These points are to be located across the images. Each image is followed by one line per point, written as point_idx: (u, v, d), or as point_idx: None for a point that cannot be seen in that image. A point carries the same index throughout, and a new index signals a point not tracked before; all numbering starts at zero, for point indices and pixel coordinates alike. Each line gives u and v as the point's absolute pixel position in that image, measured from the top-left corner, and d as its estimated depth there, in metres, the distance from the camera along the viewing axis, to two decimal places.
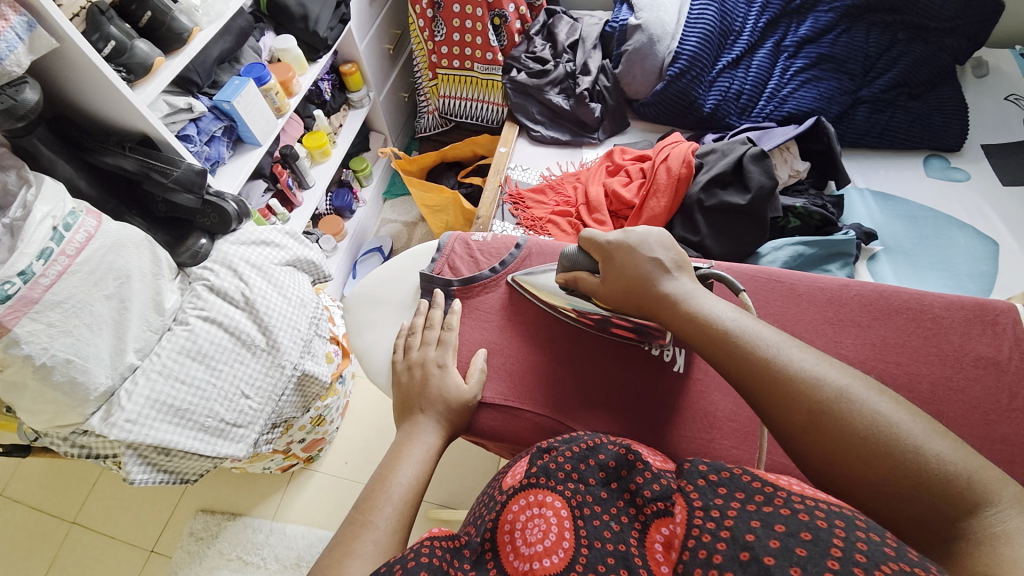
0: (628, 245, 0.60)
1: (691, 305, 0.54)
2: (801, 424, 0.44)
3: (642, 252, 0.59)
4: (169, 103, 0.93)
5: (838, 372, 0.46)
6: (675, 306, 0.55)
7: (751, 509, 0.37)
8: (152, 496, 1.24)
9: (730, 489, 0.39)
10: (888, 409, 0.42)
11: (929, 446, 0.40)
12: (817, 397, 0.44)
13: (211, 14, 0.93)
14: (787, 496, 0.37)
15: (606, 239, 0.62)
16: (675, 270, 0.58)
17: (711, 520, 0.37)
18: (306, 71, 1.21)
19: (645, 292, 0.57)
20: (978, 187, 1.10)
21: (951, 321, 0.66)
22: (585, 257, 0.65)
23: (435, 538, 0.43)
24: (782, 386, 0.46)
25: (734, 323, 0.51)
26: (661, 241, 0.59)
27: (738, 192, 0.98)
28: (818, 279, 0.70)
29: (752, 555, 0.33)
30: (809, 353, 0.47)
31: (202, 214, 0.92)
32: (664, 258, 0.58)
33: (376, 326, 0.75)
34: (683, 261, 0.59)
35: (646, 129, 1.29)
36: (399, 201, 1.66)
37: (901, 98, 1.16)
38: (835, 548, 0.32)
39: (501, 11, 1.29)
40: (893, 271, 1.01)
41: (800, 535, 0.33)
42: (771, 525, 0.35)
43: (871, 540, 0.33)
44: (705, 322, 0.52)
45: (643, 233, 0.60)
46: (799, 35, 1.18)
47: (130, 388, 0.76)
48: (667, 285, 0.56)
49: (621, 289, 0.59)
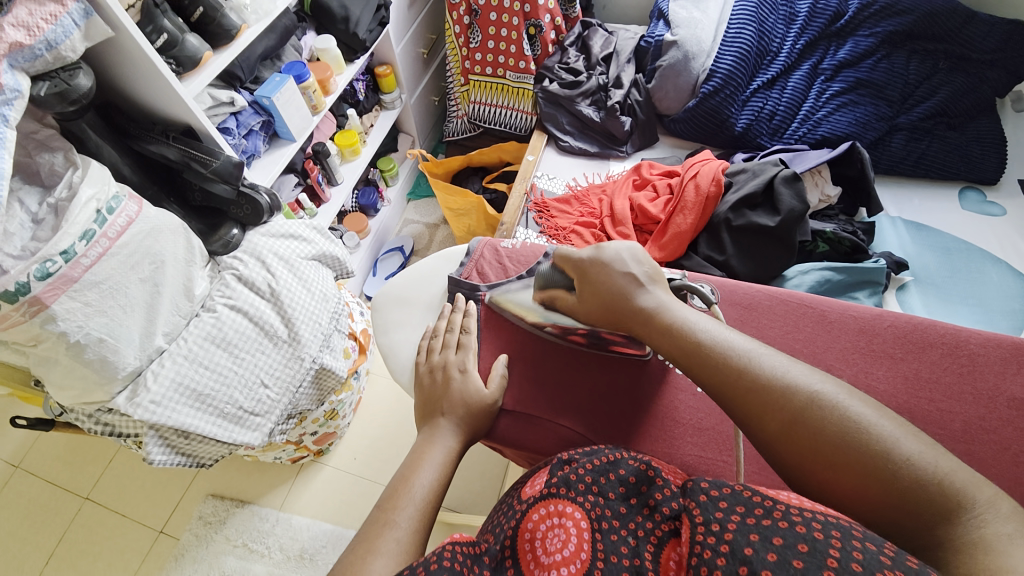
0: (601, 262, 0.62)
1: (666, 316, 0.56)
2: (775, 432, 0.45)
3: (615, 267, 0.61)
4: (212, 96, 0.96)
5: (812, 375, 0.47)
6: (649, 319, 0.56)
7: (750, 522, 0.36)
8: (164, 478, 1.26)
9: (731, 503, 0.38)
10: (859, 411, 0.43)
11: (900, 447, 0.41)
12: (792, 404, 0.45)
13: (260, 13, 0.96)
14: (786, 508, 0.37)
15: (581, 256, 0.65)
16: (648, 283, 0.59)
17: (711, 534, 0.36)
18: (343, 71, 1.24)
19: (620, 307, 0.59)
20: (1015, 223, 1.07)
21: (987, 360, 0.64)
22: (561, 275, 0.68)
23: (455, 542, 0.42)
24: (756, 395, 0.46)
25: (707, 334, 0.52)
26: (631, 254, 0.61)
27: (767, 213, 0.97)
28: (851, 308, 0.69)
29: (750, 569, 0.33)
30: (783, 356, 0.49)
31: (236, 205, 0.94)
32: (636, 272, 0.60)
33: (401, 327, 0.76)
34: (656, 274, 0.61)
35: (676, 144, 1.29)
36: (423, 202, 1.68)
37: (940, 128, 1.14)
38: (832, 558, 0.32)
39: (537, 21, 1.30)
40: (923, 303, 0.99)
41: (797, 547, 0.33)
42: (770, 538, 0.35)
43: (868, 548, 0.33)
44: (680, 334, 0.53)
45: (617, 248, 0.62)
46: (837, 59, 1.18)
47: (156, 370, 0.78)
48: (642, 299, 0.58)
49: (596, 305, 0.61)
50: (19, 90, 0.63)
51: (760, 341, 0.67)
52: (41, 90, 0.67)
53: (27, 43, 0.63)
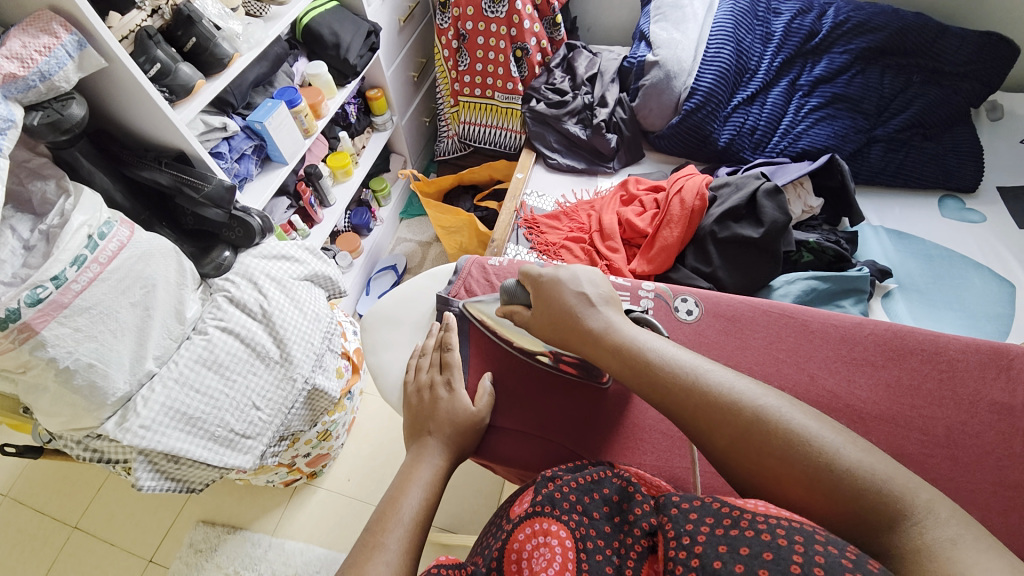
0: (554, 281, 0.62)
1: (615, 336, 0.55)
2: (726, 447, 0.46)
3: (569, 286, 0.60)
4: (205, 123, 0.98)
5: (756, 389, 0.48)
6: (598, 339, 0.56)
7: (719, 533, 0.37)
8: (154, 504, 1.24)
9: (700, 514, 0.40)
10: (802, 420, 0.45)
11: (842, 454, 0.42)
12: (737, 419, 0.46)
13: (252, 42, 0.99)
14: (752, 517, 0.38)
15: (539, 273, 0.64)
16: (601, 304, 0.59)
17: (682, 550, 0.37)
18: (334, 96, 1.27)
19: (571, 327, 0.58)
20: (995, 229, 1.09)
21: (966, 365, 0.65)
22: (522, 291, 0.67)
23: (440, 564, 0.42)
24: (705, 411, 0.47)
25: (655, 352, 0.53)
26: (581, 276, 0.62)
27: (751, 225, 0.99)
28: (832, 316, 0.71)
29: None
30: (723, 370, 0.50)
31: (228, 228, 0.95)
32: (589, 293, 0.60)
33: (391, 345, 0.77)
34: (610, 296, 0.61)
35: (661, 160, 1.32)
36: (415, 221, 1.70)
37: (916, 138, 1.18)
38: (795, 565, 0.33)
39: (523, 44, 1.34)
40: (908, 310, 1.00)
41: (762, 555, 0.34)
42: (737, 549, 0.35)
43: (829, 553, 0.33)
44: (629, 352, 0.54)
45: (573, 270, 0.63)
46: (814, 75, 1.22)
47: (146, 395, 0.78)
48: (591, 320, 0.57)
49: (548, 324, 0.60)
50: (13, 120, 0.64)
51: (743, 352, 0.68)
52: (34, 119, 0.68)
53: (20, 74, 0.65)
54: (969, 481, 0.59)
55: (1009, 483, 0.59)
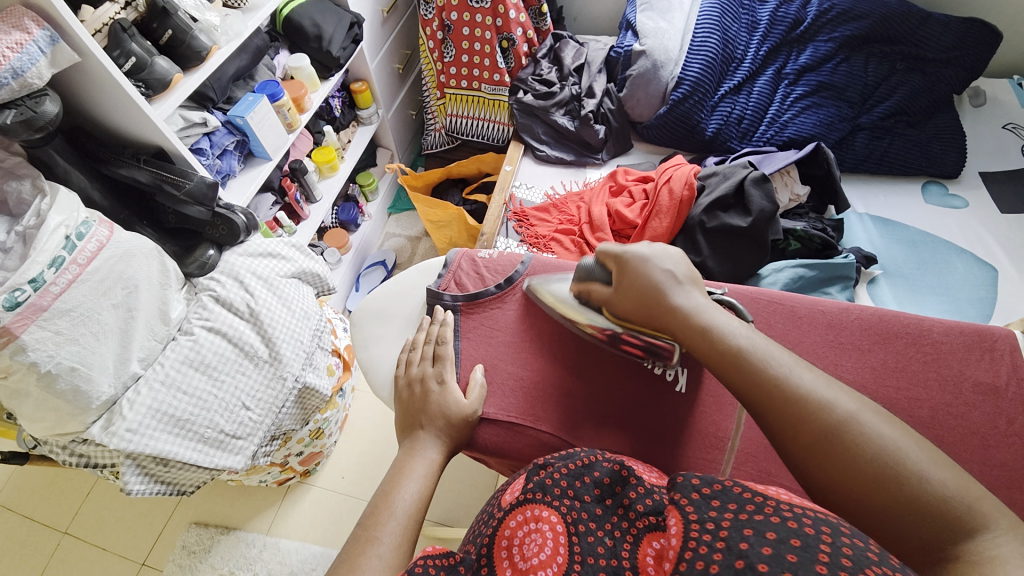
0: (640, 255, 0.60)
1: (703, 319, 0.54)
2: (807, 442, 0.45)
3: (656, 263, 0.58)
4: (184, 118, 0.95)
5: (846, 398, 0.46)
6: (687, 319, 0.54)
7: (743, 517, 0.37)
8: (145, 508, 1.22)
9: (722, 501, 0.40)
10: (892, 435, 0.44)
11: (931, 472, 0.41)
12: (823, 420, 0.45)
13: (231, 34, 0.96)
14: (777, 504, 0.38)
15: (621, 250, 0.62)
16: (687, 285, 0.58)
17: (706, 533, 0.37)
18: (318, 89, 1.25)
19: (658, 305, 0.57)
20: (978, 214, 1.11)
21: (950, 347, 0.66)
22: (600, 269, 0.65)
23: (429, 556, 0.42)
24: (792, 405, 0.46)
25: (747, 340, 0.51)
26: (664, 250, 0.60)
27: (739, 215, 0.99)
28: (819, 302, 0.71)
29: (746, 562, 0.33)
30: (819, 377, 0.49)
31: (211, 226, 0.93)
32: (675, 272, 0.58)
33: (382, 340, 0.76)
34: (693, 277, 0.59)
35: (650, 150, 1.32)
36: (404, 216, 1.68)
37: (900, 126, 1.19)
38: (823, 554, 0.33)
39: (509, 35, 1.32)
40: (893, 295, 1.02)
41: (790, 541, 0.34)
42: (763, 532, 0.36)
43: (856, 545, 0.34)
44: (717, 337, 0.52)
45: (658, 247, 0.60)
46: (799, 64, 1.22)
47: (132, 398, 0.76)
48: (679, 299, 0.56)
49: (634, 299, 0.59)
50: None
51: None
52: (7, 117, 0.66)
53: None
54: (954, 460, 0.61)
55: (993, 462, 0.60)
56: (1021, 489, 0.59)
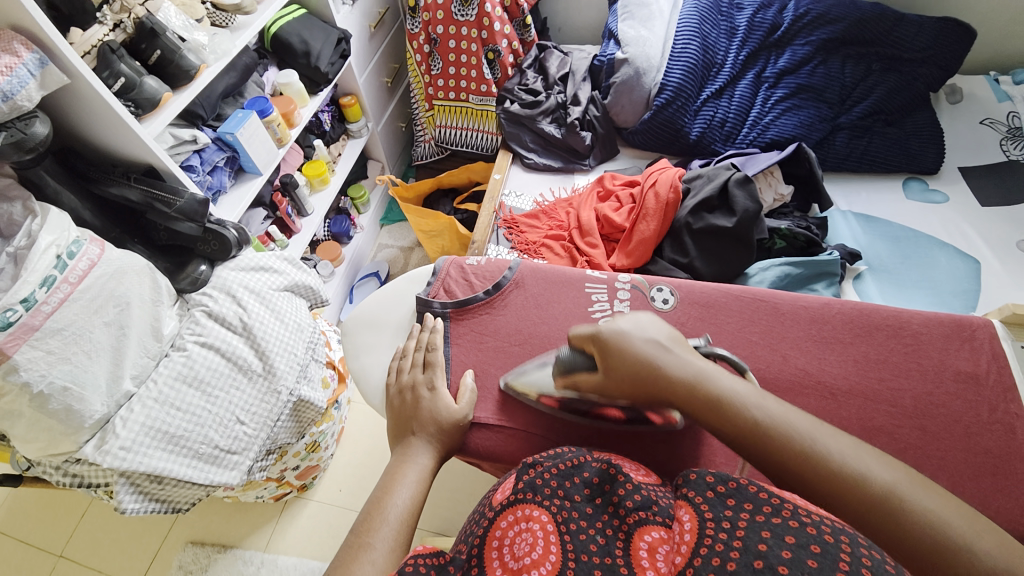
0: (618, 330, 0.59)
1: (710, 386, 0.52)
2: (853, 518, 0.43)
3: (636, 335, 0.57)
4: (174, 136, 0.96)
5: (879, 466, 0.45)
6: (693, 391, 0.52)
7: (760, 519, 0.39)
8: (141, 528, 1.21)
9: (738, 499, 0.41)
10: (935, 505, 0.42)
11: (978, 543, 0.40)
12: (863, 495, 0.43)
13: (218, 53, 0.98)
14: (794, 508, 0.39)
15: (596, 330, 0.60)
16: (676, 350, 0.56)
17: (722, 531, 0.39)
18: (306, 104, 1.26)
19: (655, 379, 0.55)
20: (958, 208, 1.13)
21: (929, 337, 0.68)
22: (579, 356, 0.62)
23: (419, 555, 0.43)
24: (826, 479, 0.45)
25: (762, 410, 0.49)
26: (637, 321, 0.60)
27: (724, 215, 1.01)
28: (802, 298, 0.72)
29: (765, 563, 0.35)
30: (847, 444, 0.47)
31: (203, 241, 0.94)
32: (658, 338, 0.57)
33: (373, 350, 0.76)
34: (676, 337, 0.58)
35: (636, 155, 1.34)
36: (396, 227, 1.69)
37: (879, 125, 1.22)
38: (843, 561, 0.34)
39: (494, 46, 1.34)
40: (878, 290, 1.04)
41: (811, 547, 0.36)
42: (782, 536, 0.37)
43: (873, 556, 0.35)
44: (736, 409, 0.50)
45: (632, 320, 0.60)
46: (778, 67, 1.25)
47: (125, 415, 0.76)
48: (676, 370, 0.54)
49: (628, 383, 0.56)
50: None
51: (718, 337, 0.70)
52: None
53: None
54: (938, 448, 0.62)
55: (976, 450, 0.62)
56: (1004, 475, 0.61)
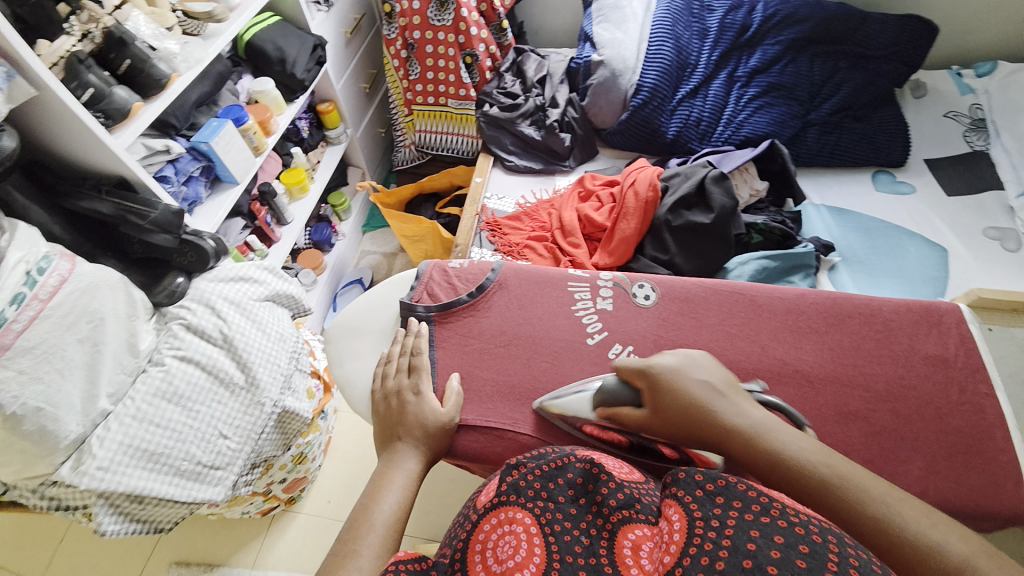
0: (669, 367, 0.60)
1: (766, 441, 0.52)
2: None
3: (688, 375, 0.59)
4: (146, 146, 0.93)
5: (953, 538, 0.44)
6: (750, 444, 0.52)
7: (749, 518, 0.39)
8: (122, 550, 1.17)
9: (727, 498, 0.41)
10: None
11: None
12: (930, 566, 0.43)
13: (190, 61, 0.96)
14: (782, 508, 0.40)
15: (648, 366, 0.61)
16: (730, 395, 0.57)
17: (711, 530, 0.39)
18: (283, 111, 1.25)
19: (704, 420, 0.55)
20: (924, 198, 1.18)
21: (900, 323, 0.70)
22: (626, 389, 0.62)
23: (402, 561, 0.44)
24: (892, 547, 0.45)
25: (827, 469, 0.49)
26: (685, 362, 0.61)
27: (702, 212, 1.03)
28: (778, 290, 0.74)
29: (755, 563, 0.36)
30: (921, 512, 0.46)
31: (179, 252, 0.93)
32: (711, 381, 0.58)
33: (357, 356, 0.76)
34: (730, 383, 0.59)
35: (615, 155, 1.36)
36: (379, 233, 1.68)
37: (847, 120, 1.26)
38: (831, 562, 0.35)
39: (472, 50, 1.34)
40: (852, 280, 1.07)
41: (800, 548, 0.36)
42: (770, 535, 0.37)
43: (859, 556, 0.36)
44: (794, 469, 0.49)
45: (685, 358, 0.61)
46: (750, 66, 1.28)
47: (102, 434, 0.74)
48: (729, 416, 0.55)
49: (676, 421, 0.57)
50: None
51: (699, 331, 0.71)
52: None
53: None
54: (913, 430, 0.64)
55: (948, 430, 0.64)
56: (975, 453, 0.63)
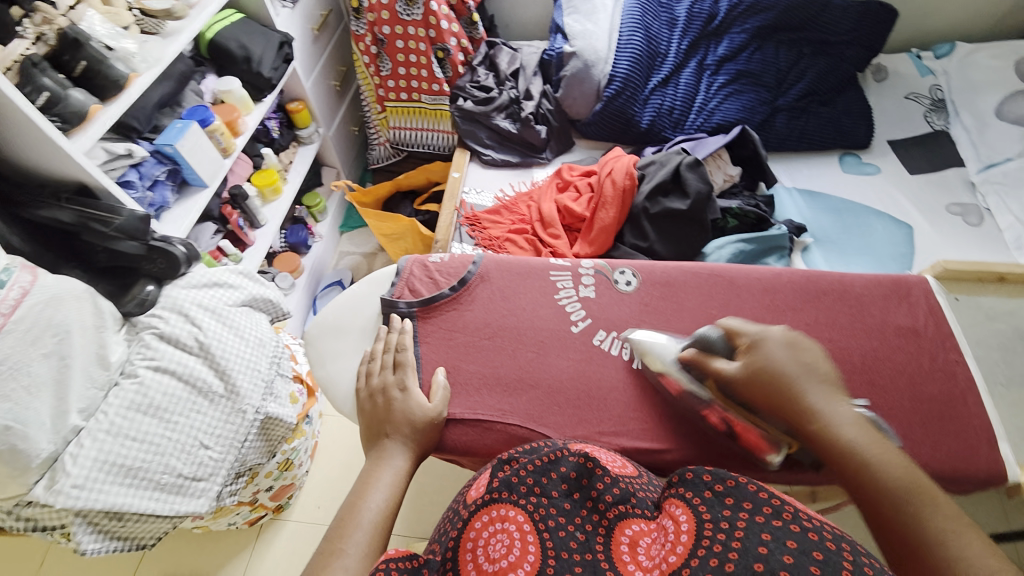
0: (778, 342, 0.59)
1: (844, 437, 0.53)
2: None
3: (793, 357, 0.58)
4: (107, 150, 0.90)
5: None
6: (827, 429, 0.54)
7: (759, 520, 0.41)
8: (103, 571, 1.13)
9: (736, 499, 0.44)
10: None
11: None
12: None
13: (149, 60, 0.92)
14: (793, 511, 0.42)
15: (758, 335, 0.60)
16: (831, 389, 0.56)
17: (721, 531, 0.41)
18: (251, 111, 1.21)
19: (792, 397, 0.56)
20: (889, 178, 1.22)
21: (871, 297, 0.73)
22: (723, 346, 0.63)
23: (391, 559, 0.42)
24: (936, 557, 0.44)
25: (902, 481, 0.49)
26: (799, 342, 0.60)
27: (679, 198, 1.05)
28: (755, 270, 0.76)
29: (766, 566, 0.37)
30: (987, 546, 0.44)
31: (147, 260, 0.88)
32: (817, 369, 0.57)
33: (340, 356, 0.74)
34: (834, 380, 0.57)
35: (591, 146, 1.36)
36: (357, 233, 1.66)
37: (813, 105, 1.29)
38: (844, 569, 0.37)
39: (443, 45, 1.33)
40: (824, 259, 1.11)
41: (813, 553, 0.38)
42: (783, 540, 0.39)
43: (872, 565, 0.38)
44: (866, 466, 0.51)
45: (797, 341, 0.60)
46: (718, 55, 1.30)
47: (75, 452, 0.71)
48: (819, 404, 0.55)
49: (762, 388, 0.57)
50: None
51: (680, 314, 0.73)
52: None
53: None
54: (888, 399, 0.66)
55: (920, 397, 0.67)
56: (948, 417, 0.66)
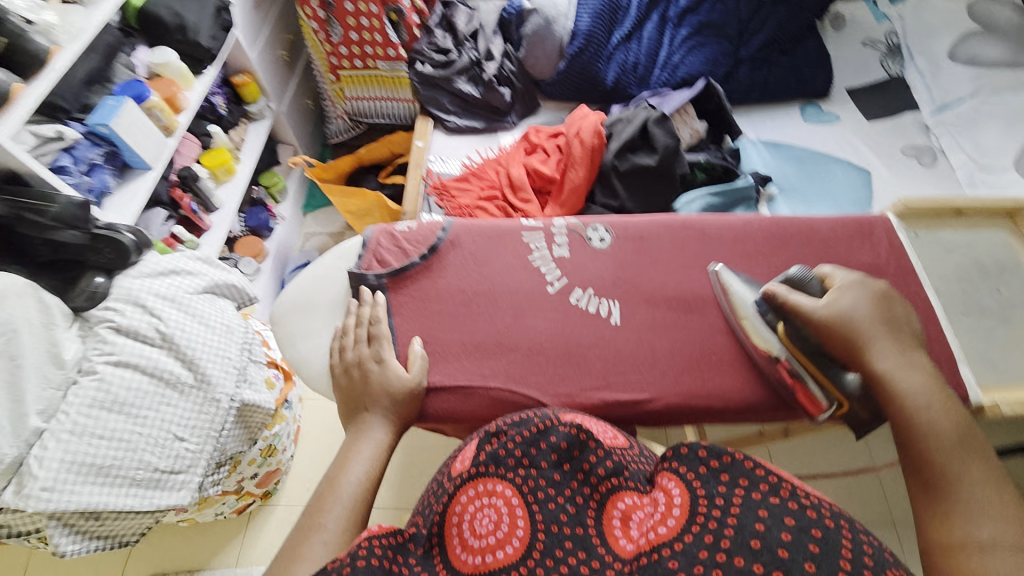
0: (867, 294, 0.65)
1: (905, 387, 0.60)
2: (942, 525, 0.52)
3: (880, 310, 0.64)
4: (34, 134, 0.84)
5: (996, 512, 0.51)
6: (890, 375, 0.60)
7: (754, 497, 0.47)
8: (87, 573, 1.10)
9: (732, 475, 0.49)
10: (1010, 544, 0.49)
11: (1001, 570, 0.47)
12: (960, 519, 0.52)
13: (72, 32, 0.83)
14: (791, 488, 0.47)
15: (851, 284, 0.66)
16: (909, 344, 0.63)
17: (717, 508, 0.47)
18: (193, 86, 1.12)
19: (872, 340, 0.62)
20: (848, 125, 1.24)
21: (835, 239, 0.75)
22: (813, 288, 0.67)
23: (376, 536, 0.48)
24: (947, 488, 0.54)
25: (953, 429, 0.57)
26: (889, 300, 0.66)
27: (647, 153, 1.05)
28: (724, 220, 0.77)
29: (763, 544, 0.43)
30: (985, 484, 0.54)
31: (94, 251, 0.82)
32: (896, 325, 0.64)
33: (312, 334, 0.72)
34: (911, 340, 0.64)
35: (556, 108, 1.32)
36: (321, 213, 1.59)
37: (774, 55, 1.29)
38: (844, 551, 0.43)
39: (396, 6, 1.26)
40: (789, 208, 1.13)
41: (811, 530, 0.44)
42: (782, 518, 0.45)
43: (869, 551, 0.43)
44: (924, 412, 0.58)
45: (885, 297, 0.65)
46: (680, 6, 1.28)
47: (40, 454, 0.68)
48: (894, 352, 0.61)
49: (844, 329, 0.62)
50: None
51: (653, 268, 0.74)
52: None
53: None
54: None
55: None
56: None
